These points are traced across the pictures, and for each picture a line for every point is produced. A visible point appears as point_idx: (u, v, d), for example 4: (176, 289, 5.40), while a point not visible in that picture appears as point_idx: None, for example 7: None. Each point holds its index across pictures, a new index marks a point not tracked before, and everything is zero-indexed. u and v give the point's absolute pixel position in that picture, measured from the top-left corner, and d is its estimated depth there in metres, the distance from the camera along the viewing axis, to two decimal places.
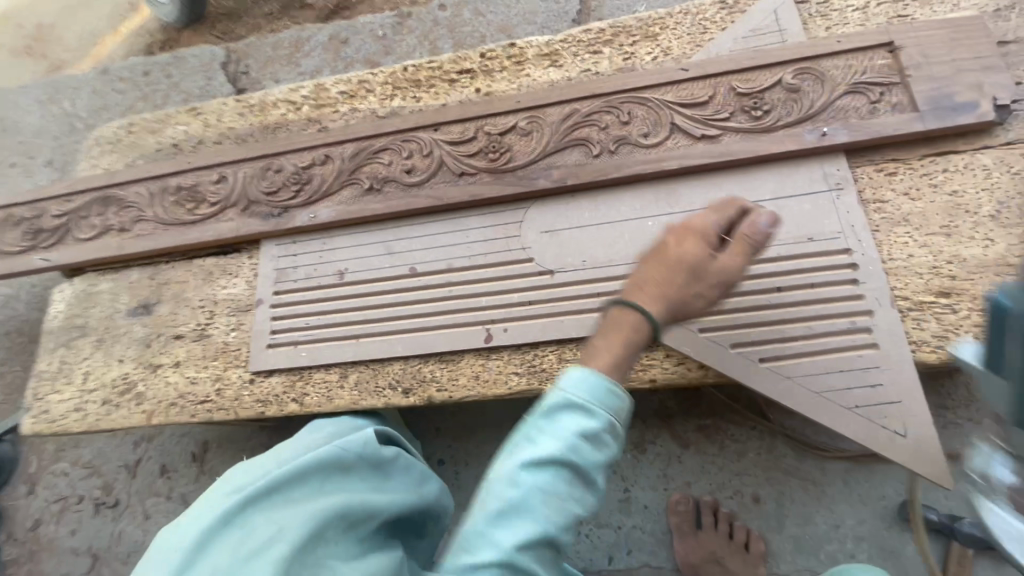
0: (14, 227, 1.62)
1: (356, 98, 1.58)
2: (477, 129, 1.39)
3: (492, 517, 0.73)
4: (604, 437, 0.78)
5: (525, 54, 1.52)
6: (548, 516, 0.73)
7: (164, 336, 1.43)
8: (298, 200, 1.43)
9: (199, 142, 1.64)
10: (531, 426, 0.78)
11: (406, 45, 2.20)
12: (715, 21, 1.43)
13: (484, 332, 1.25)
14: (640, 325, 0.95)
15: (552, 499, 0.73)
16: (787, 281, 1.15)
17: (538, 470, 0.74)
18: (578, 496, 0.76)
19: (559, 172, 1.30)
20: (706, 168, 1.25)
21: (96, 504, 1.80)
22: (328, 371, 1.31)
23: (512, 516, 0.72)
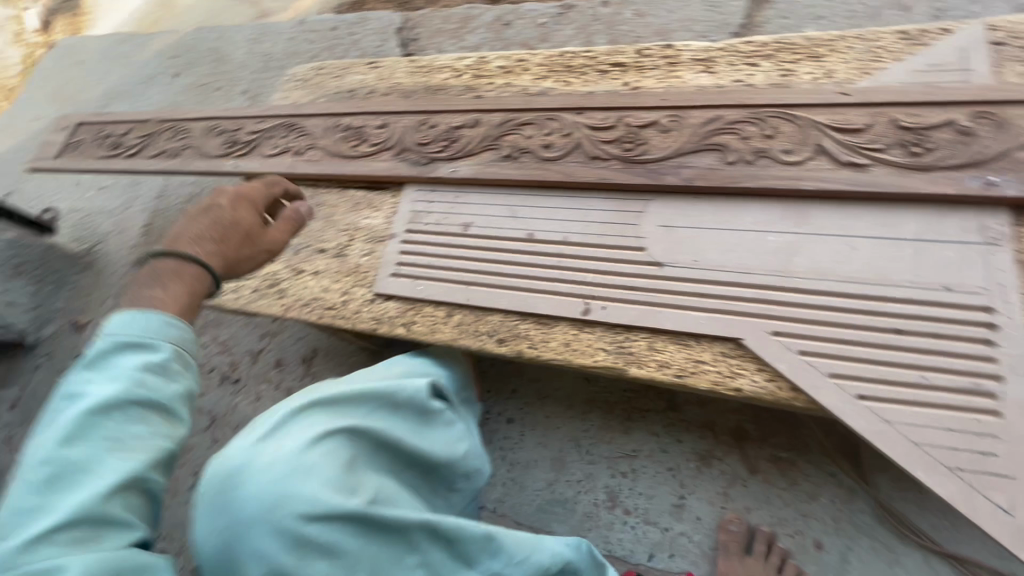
0: (217, 136, 1.97)
1: (512, 73, 1.72)
2: (618, 119, 1.47)
3: (32, 486, 0.74)
4: (167, 370, 0.91)
5: (680, 56, 1.57)
6: (126, 456, 0.79)
7: (311, 248, 1.67)
8: (443, 154, 1.60)
9: (371, 91, 1.88)
10: (83, 379, 0.86)
11: (562, 35, 2.31)
12: (890, 51, 1.37)
13: (583, 305, 1.32)
14: (181, 271, 1.13)
15: (122, 431, 0.81)
16: (908, 325, 1.10)
17: (93, 427, 0.80)
18: (163, 430, 0.86)
19: (690, 171, 1.34)
20: (846, 196, 1.22)
21: (222, 376, 2.14)
22: (437, 307, 1.47)
23: (58, 476, 0.75)
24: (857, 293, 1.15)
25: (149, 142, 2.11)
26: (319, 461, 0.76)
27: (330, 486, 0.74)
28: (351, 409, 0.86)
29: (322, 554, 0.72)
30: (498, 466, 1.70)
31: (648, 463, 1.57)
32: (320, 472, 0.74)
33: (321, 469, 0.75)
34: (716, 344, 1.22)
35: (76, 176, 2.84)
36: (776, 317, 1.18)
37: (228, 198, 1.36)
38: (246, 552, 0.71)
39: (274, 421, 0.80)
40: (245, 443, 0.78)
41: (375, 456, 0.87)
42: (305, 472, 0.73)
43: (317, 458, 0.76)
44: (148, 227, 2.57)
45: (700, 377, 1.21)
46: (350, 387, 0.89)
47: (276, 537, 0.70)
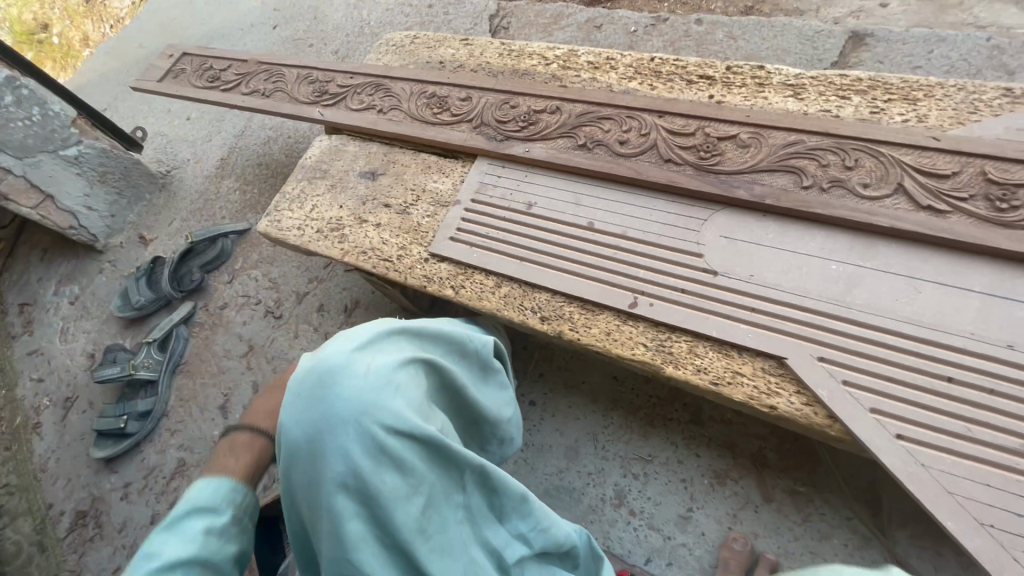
0: (309, 84, 2.08)
1: (599, 70, 1.76)
2: (698, 128, 1.49)
3: None
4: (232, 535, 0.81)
5: (769, 78, 1.58)
6: None
7: (377, 201, 1.75)
8: (520, 134, 1.65)
9: (460, 66, 1.95)
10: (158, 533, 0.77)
11: (651, 45, 2.35)
12: (989, 105, 1.35)
13: (631, 299, 1.34)
14: (251, 441, 0.96)
15: None
16: (961, 375, 1.08)
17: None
18: None
19: (761, 189, 1.35)
20: (918, 238, 1.21)
21: (266, 310, 2.24)
22: (487, 276, 1.51)
23: None
24: (913, 335, 1.13)
25: (245, 80, 2.24)
26: (407, 383, 0.74)
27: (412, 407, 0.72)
28: (436, 345, 0.85)
29: (395, 466, 0.68)
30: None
31: (661, 471, 1.57)
32: (407, 393, 0.73)
33: (408, 390, 0.73)
34: (757, 360, 1.22)
35: (168, 104, 3.03)
36: (824, 344, 1.18)
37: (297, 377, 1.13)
38: (325, 445, 0.68)
39: (371, 332, 0.77)
40: (343, 343, 0.75)
41: (442, 396, 0.85)
42: (396, 388, 0.71)
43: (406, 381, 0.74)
44: (224, 162, 2.72)
45: (735, 389, 1.21)
46: (437, 325, 0.87)
47: (360, 440, 0.67)
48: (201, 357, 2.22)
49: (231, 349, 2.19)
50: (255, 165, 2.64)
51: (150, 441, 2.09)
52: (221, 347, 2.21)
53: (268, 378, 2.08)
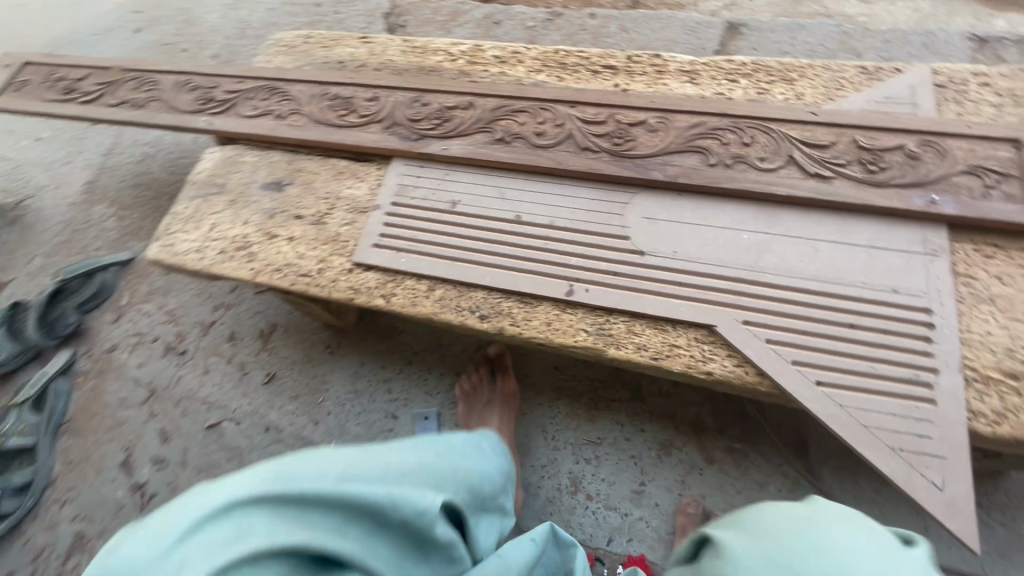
0: (190, 92, 1.87)
1: (506, 64, 1.76)
2: (609, 115, 1.54)
3: None
4: None
5: (666, 66, 1.67)
6: None
7: (287, 213, 1.61)
8: (435, 131, 1.61)
9: (362, 65, 1.86)
10: None
11: (550, 40, 2.39)
12: (852, 82, 1.53)
13: (567, 287, 1.36)
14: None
15: None
16: (861, 321, 1.21)
17: None
18: None
19: (674, 169, 1.42)
20: (811, 203, 1.34)
21: (166, 347, 1.99)
22: (419, 281, 1.45)
23: None
24: (818, 290, 1.25)
25: (109, 90, 1.97)
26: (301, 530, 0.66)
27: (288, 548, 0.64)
28: (322, 519, 0.67)
29: None
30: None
31: (611, 451, 1.61)
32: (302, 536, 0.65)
33: None
34: (690, 331, 1.29)
35: (11, 123, 2.60)
36: (747, 308, 1.26)
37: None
38: None
39: (223, 500, 0.63)
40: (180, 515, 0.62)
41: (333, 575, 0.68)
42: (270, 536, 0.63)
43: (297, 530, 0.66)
44: (91, 185, 2.37)
45: (674, 361, 1.27)
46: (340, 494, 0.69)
47: None
48: (89, 411, 1.92)
49: (127, 397, 1.92)
50: (132, 186, 2.34)
51: (34, 518, 1.77)
52: (114, 396, 1.93)
53: (177, 423, 1.85)
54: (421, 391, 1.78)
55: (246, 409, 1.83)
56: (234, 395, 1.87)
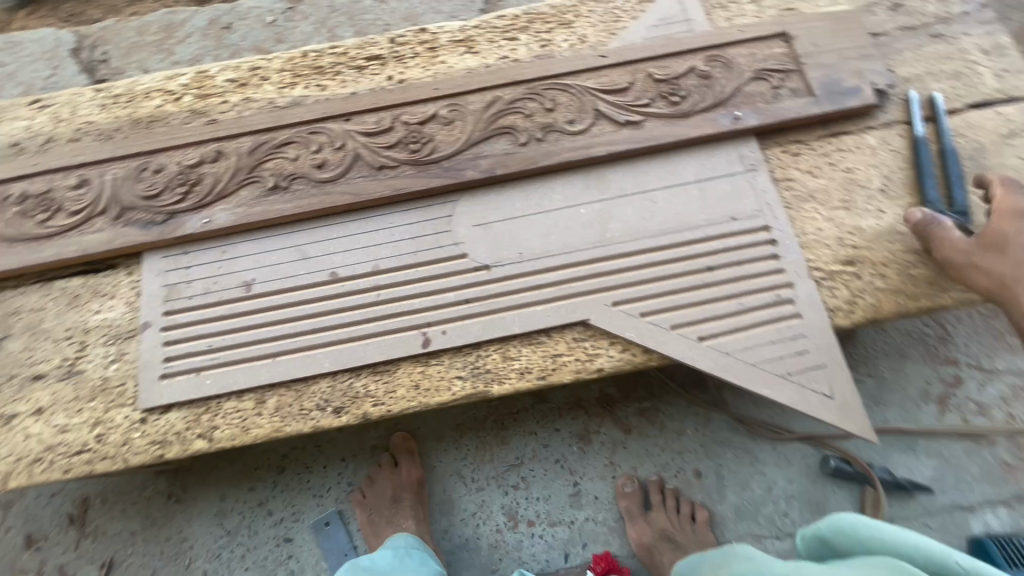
0: None
1: (249, 86, 1.40)
2: (394, 119, 1.29)
3: None
4: None
5: (438, 39, 1.44)
6: None
7: (17, 379, 1.16)
8: (185, 203, 1.23)
9: (48, 139, 1.36)
10: None
11: (300, 33, 2.01)
12: (626, 10, 1.44)
13: (421, 337, 1.15)
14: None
15: None
16: (717, 260, 1.18)
17: None
18: None
19: (488, 162, 1.24)
20: (633, 153, 1.25)
21: None
22: (240, 398, 1.13)
23: None
24: (669, 243, 1.19)
25: None
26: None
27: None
28: None
29: None
30: (372, 523, 1.43)
31: (535, 466, 1.50)
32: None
33: None
34: (566, 333, 1.16)
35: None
36: (612, 288, 1.17)
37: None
38: None
39: None
40: None
41: None
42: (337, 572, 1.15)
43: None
44: None
45: (562, 371, 1.14)
46: None
47: None
48: None
49: None
50: None
51: None
52: None
53: None
54: (307, 497, 1.48)
55: None
56: None
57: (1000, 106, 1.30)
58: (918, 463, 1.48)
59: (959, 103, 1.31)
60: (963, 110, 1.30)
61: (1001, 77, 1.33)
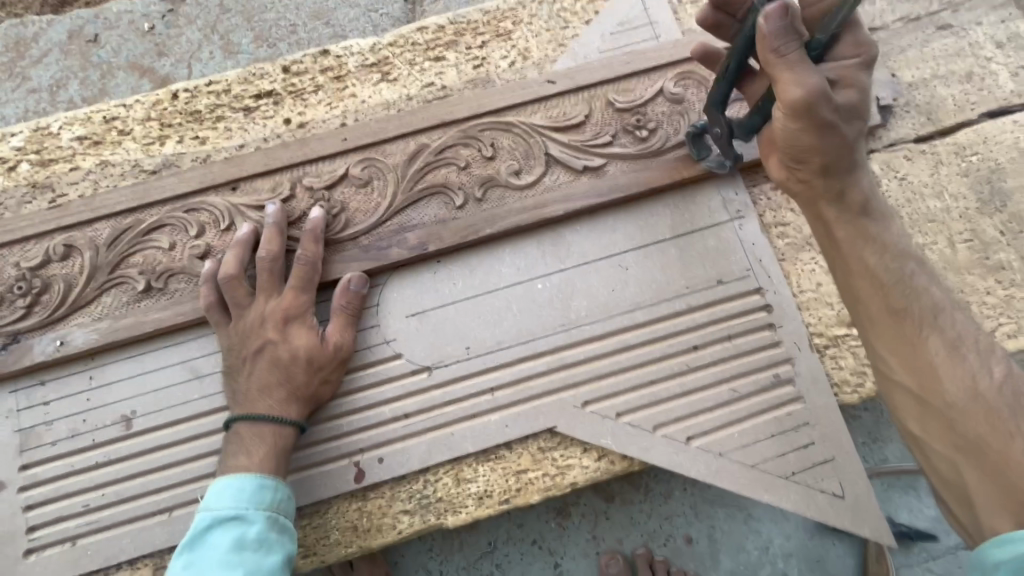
0: None
1: (104, 145, 1.09)
2: (292, 184, 1.01)
3: None
4: None
5: (343, 64, 1.15)
6: None
7: None
8: (31, 320, 0.96)
9: None
10: None
11: (186, 42, 1.65)
12: (576, 12, 1.15)
13: (353, 468, 0.93)
14: (259, 429, 0.88)
15: None
16: (703, 338, 0.98)
17: None
18: None
19: (416, 235, 0.99)
20: (596, 208, 1.02)
21: None
22: (134, 566, 0.92)
23: None
24: (645, 322, 0.98)
25: None
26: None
27: (244, 549, 0.80)
28: None
29: None
30: None
31: (510, 550, 1.33)
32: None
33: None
34: (529, 443, 0.96)
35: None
36: (580, 385, 0.96)
37: (275, 325, 0.92)
38: None
39: None
40: None
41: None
42: (264, 490, 0.85)
43: (219, 552, 0.79)
44: None
45: (527, 491, 0.95)
46: None
47: None
48: None
49: None
50: None
51: None
52: None
53: None
54: None
55: None
56: None
57: (1020, 114, 1.08)
58: (920, 503, 1.37)
59: (974, 112, 1.09)
60: (979, 120, 1.09)
61: (1019, 75, 1.11)
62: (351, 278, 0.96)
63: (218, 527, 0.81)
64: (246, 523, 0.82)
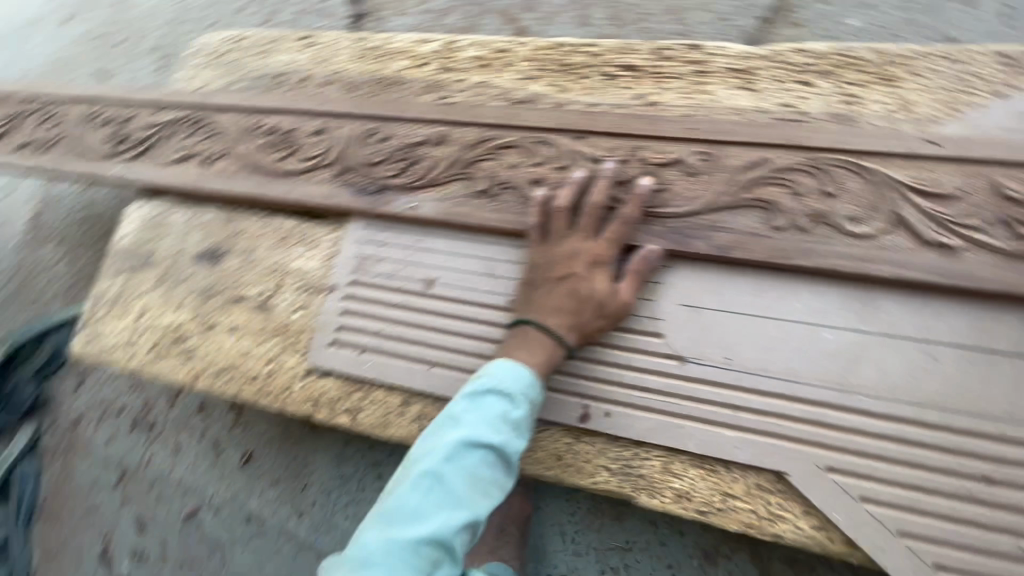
0: (102, 127, 1.50)
1: (490, 69, 1.32)
2: (631, 152, 1.11)
3: None
4: None
5: (710, 62, 1.21)
6: None
7: (225, 295, 1.29)
8: (399, 181, 1.22)
9: (305, 78, 1.43)
10: None
11: (553, 4, 1.89)
12: (985, 80, 1.05)
13: (582, 409, 1.02)
14: (543, 340, 1.00)
15: None
16: (1003, 475, 0.85)
17: None
18: None
19: (725, 237, 1.02)
20: (926, 287, 0.93)
21: (134, 419, 1.79)
22: (390, 392, 1.14)
23: None
24: (936, 424, 0.88)
25: (11, 127, 1.59)
26: (479, 467, 0.90)
27: (508, 426, 0.93)
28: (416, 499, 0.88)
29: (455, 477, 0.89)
30: None
31: (642, 558, 1.34)
32: (459, 459, 0.90)
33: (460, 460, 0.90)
34: (750, 474, 0.95)
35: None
36: (830, 450, 0.91)
37: (584, 264, 1.02)
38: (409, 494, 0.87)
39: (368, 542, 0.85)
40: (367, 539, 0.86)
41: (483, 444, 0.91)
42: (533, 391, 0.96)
43: (486, 417, 0.93)
44: (35, 222, 2.13)
45: (726, 516, 0.95)
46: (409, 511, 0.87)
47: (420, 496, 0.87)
48: (62, 495, 1.77)
49: (98, 478, 1.76)
50: (77, 222, 2.08)
51: None
52: (86, 478, 1.77)
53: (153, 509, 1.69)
54: None
55: (225, 496, 1.65)
56: (211, 479, 1.68)
57: None
58: None
59: None
60: None
61: None
62: (653, 250, 1.03)
63: (492, 398, 0.94)
64: (515, 407, 0.95)
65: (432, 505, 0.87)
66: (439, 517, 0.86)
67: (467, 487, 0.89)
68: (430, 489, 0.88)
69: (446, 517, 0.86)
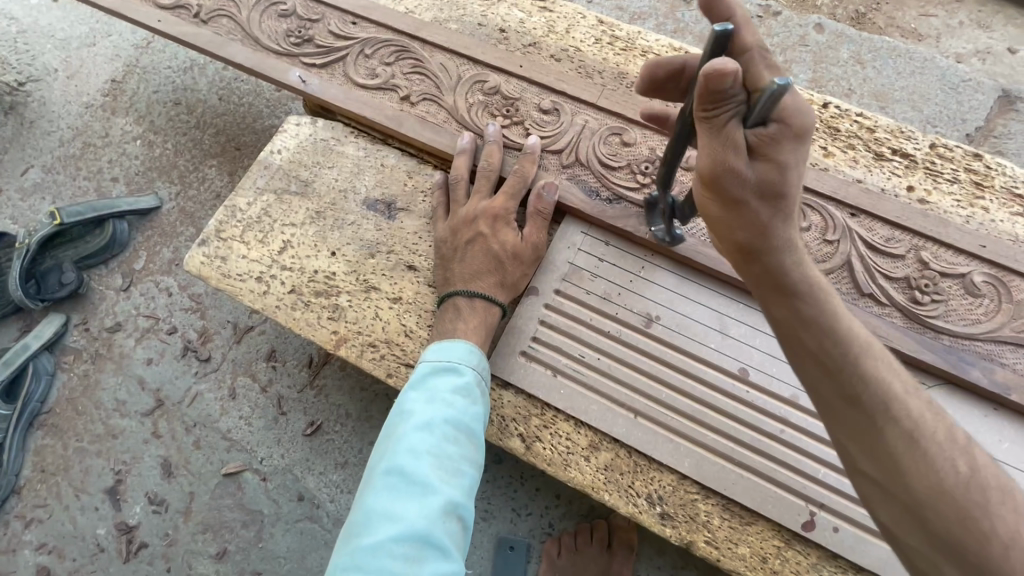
0: (279, 17, 1.29)
1: None
2: (910, 247, 1.02)
3: None
4: None
5: (990, 176, 1.12)
6: None
7: (395, 258, 1.11)
8: (638, 195, 1.08)
9: (533, 44, 1.26)
10: None
11: None
12: None
13: (805, 515, 0.92)
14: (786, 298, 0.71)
15: None
16: None
17: None
18: None
19: (1006, 374, 0.93)
20: None
21: (185, 346, 1.55)
22: (578, 428, 1.00)
23: None
24: None
25: None
26: (447, 448, 0.82)
27: (455, 393, 0.88)
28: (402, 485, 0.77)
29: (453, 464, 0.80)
30: None
31: None
32: (425, 434, 0.82)
33: (455, 444, 0.83)
34: None
35: None
36: None
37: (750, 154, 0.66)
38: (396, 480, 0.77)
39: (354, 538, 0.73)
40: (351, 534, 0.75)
41: (431, 407, 0.85)
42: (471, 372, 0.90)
43: (413, 399, 0.86)
44: (116, 87, 1.86)
45: None
46: (393, 497, 0.76)
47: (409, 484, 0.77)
48: (75, 407, 1.51)
49: (126, 401, 1.51)
50: (167, 103, 1.82)
51: None
52: (111, 396, 1.52)
53: (186, 456, 1.46)
54: (506, 504, 1.37)
55: (278, 464, 1.44)
56: (263, 440, 1.46)
57: None
58: None
59: None
60: None
61: None
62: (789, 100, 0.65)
63: (428, 378, 0.89)
64: (454, 376, 0.90)
65: (397, 508, 0.74)
66: (414, 504, 0.75)
67: (433, 467, 0.79)
68: (395, 489, 0.76)
69: (414, 527, 0.72)
